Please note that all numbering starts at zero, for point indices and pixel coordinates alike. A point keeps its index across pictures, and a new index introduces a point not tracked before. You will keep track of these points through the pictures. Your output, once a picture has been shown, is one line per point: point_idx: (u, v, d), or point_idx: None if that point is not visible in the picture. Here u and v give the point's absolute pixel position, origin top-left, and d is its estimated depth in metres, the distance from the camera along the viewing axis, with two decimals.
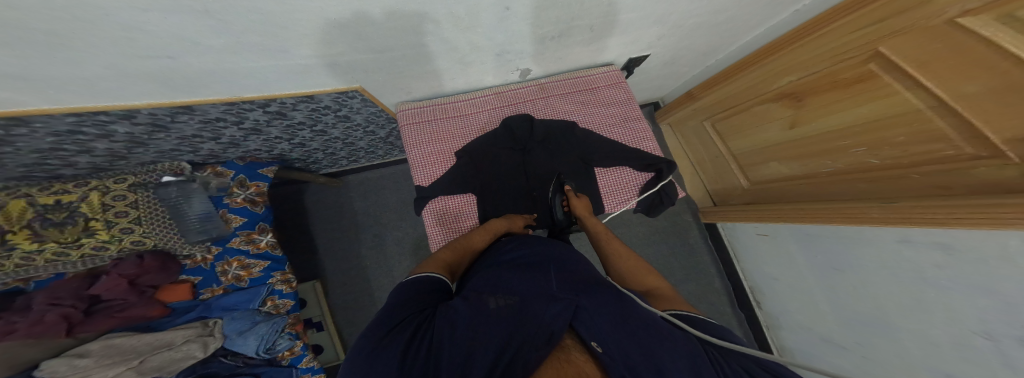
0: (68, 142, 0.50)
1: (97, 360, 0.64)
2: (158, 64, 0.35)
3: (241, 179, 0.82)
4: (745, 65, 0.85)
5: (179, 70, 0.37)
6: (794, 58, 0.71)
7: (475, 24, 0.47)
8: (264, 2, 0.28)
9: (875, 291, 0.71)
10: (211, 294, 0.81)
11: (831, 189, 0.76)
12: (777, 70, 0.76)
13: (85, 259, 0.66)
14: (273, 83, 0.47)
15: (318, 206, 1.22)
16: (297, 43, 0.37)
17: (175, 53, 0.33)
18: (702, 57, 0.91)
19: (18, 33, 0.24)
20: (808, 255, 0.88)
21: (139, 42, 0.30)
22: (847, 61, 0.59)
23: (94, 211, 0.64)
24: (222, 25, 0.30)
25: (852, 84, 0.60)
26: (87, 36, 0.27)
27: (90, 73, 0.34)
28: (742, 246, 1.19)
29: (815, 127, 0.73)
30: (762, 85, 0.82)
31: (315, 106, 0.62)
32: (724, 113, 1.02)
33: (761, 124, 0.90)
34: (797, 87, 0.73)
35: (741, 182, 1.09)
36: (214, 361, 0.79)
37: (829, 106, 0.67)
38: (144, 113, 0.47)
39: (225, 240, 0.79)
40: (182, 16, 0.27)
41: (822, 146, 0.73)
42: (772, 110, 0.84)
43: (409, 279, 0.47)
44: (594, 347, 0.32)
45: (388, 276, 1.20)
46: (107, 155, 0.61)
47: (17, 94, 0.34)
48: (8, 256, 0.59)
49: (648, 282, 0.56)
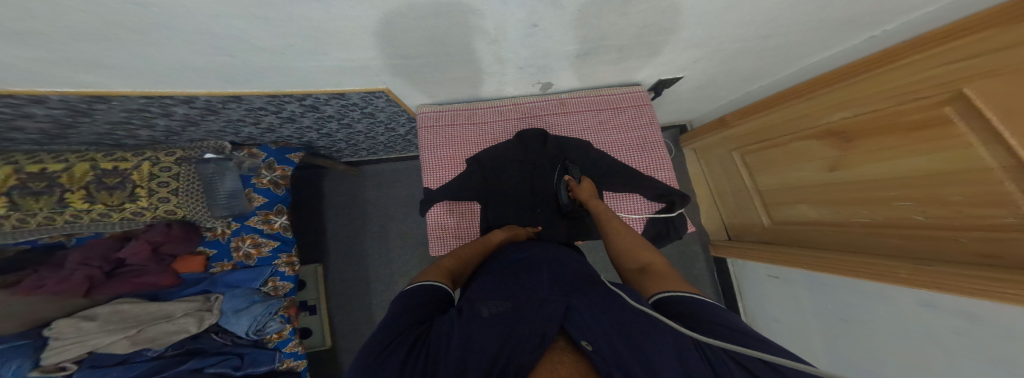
0: (136, 117, 0.57)
1: (101, 325, 0.70)
2: (220, 61, 0.39)
3: (270, 162, 0.92)
4: (792, 95, 0.78)
5: (233, 67, 0.42)
6: (854, 92, 0.64)
7: (502, 38, 0.49)
8: (313, 13, 0.31)
9: (881, 345, 0.65)
10: (220, 269, 0.89)
11: (867, 242, 0.69)
12: (831, 104, 0.70)
13: (123, 222, 0.74)
14: (312, 81, 0.52)
15: (337, 192, 1.30)
16: (338, 48, 0.41)
17: (232, 52, 0.37)
18: (743, 83, 0.85)
19: (109, 29, 0.28)
20: (818, 302, 0.83)
21: (207, 42, 0.34)
22: (918, 101, 0.51)
23: (141, 180, 0.73)
24: (276, 31, 0.34)
25: (921, 127, 0.52)
26: (163, 34, 0.31)
27: (164, 66, 0.39)
28: (749, 285, 1.13)
29: (861, 173, 0.66)
30: (811, 117, 0.76)
31: (344, 102, 0.66)
32: (758, 146, 0.96)
33: (798, 161, 0.83)
34: (852, 124, 0.66)
35: (763, 220, 1.02)
36: (204, 337, 0.84)
37: (881, 150, 0.61)
38: (202, 99, 0.53)
39: (244, 218, 0.89)
40: (244, 22, 0.31)
41: (864, 194, 0.66)
42: (815, 148, 0.77)
43: (408, 290, 0.45)
44: (583, 345, 0.30)
45: (388, 267, 1.25)
46: (165, 131, 0.69)
47: (105, 79, 0.40)
48: (63, 211, 0.68)
49: (642, 257, 0.51)
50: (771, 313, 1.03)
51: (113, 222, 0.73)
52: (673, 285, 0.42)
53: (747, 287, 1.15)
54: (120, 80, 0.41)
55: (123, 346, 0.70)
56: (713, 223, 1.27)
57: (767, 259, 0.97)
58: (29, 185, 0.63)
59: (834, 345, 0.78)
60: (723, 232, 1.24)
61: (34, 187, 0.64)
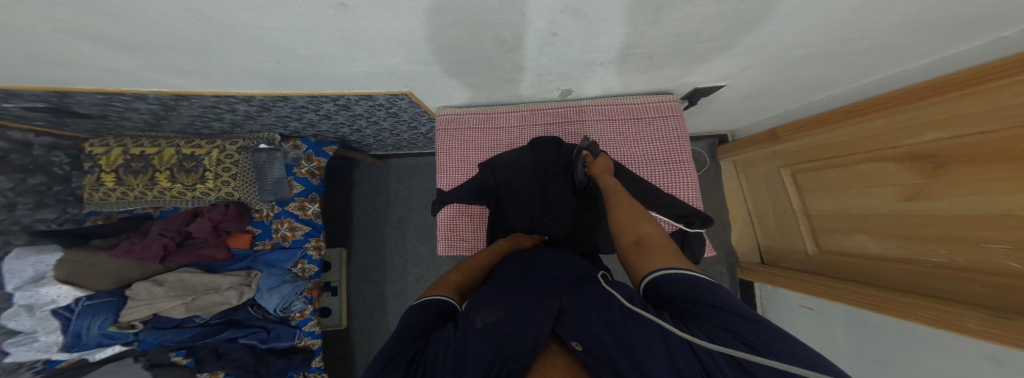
0: (209, 112, 0.67)
1: (166, 291, 0.84)
2: (271, 66, 0.45)
3: (310, 154, 1.00)
4: (861, 110, 0.68)
5: (276, 72, 0.48)
6: (936, 111, 0.54)
7: (520, 47, 0.49)
8: (341, 24, 0.34)
9: None
10: (263, 247, 1.02)
11: (935, 284, 0.58)
12: (918, 123, 0.59)
13: (194, 200, 0.87)
14: (344, 85, 0.57)
15: (365, 183, 1.40)
16: (366, 55, 0.44)
17: (279, 59, 0.42)
18: (804, 92, 0.77)
19: (173, 34, 0.33)
20: (858, 343, 0.72)
21: (254, 50, 0.39)
22: (1006, 127, 0.42)
23: (210, 165, 0.86)
24: (311, 41, 0.37)
25: (1012, 159, 0.42)
26: (218, 42, 0.36)
27: (225, 70, 0.45)
28: (779, 315, 1.02)
29: (941, 206, 0.56)
30: (891, 138, 0.65)
31: (372, 103, 0.71)
32: (820, 163, 0.84)
33: (870, 186, 0.71)
34: (936, 147, 0.56)
35: (808, 247, 0.91)
36: (242, 310, 0.95)
37: (966, 184, 0.51)
38: (259, 99, 0.61)
39: (285, 203, 1.00)
40: (282, 33, 0.35)
41: (944, 231, 0.56)
42: (891, 172, 0.66)
43: (418, 302, 0.45)
44: (573, 345, 0.32)
45: (402, 258, 1.32)
46: (230, 123, 0.79)
47: (186, 81, 0.48)
48: (153, 187, 0.83)
49: (640, 229, 0.48)
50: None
51: (186, 199, 0.87)
52: (668, 261, 0.38)
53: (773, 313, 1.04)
54: (196, 82, 0.49)
55: (180, 312, 0.83)
56: (745, 244, 1.17)
57: (805, 289, 0.86)
58: (132, 164, 0.81)
59: None
60: (756, 254, 1.13)
61: (136, 166, 0.81)
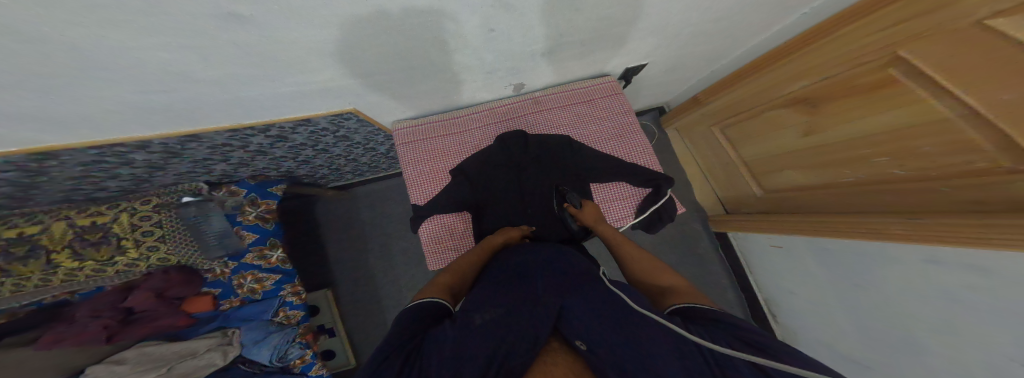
0: (94, 169, 0.56)
1: (133, 367, 0.68)
2: (158, 96, 0.37)
3: (253, 197, 0.88)
4: (755, 69, 0.81)
5: (174, 102, 0.40)
6: (806, 63, 0.68)
7: (463, 46, 0.49)
8: (242, 35, 0.29)
9: (902, 309, 0.62)
10: (229, 305, 0.87)
11: (853, 201, 0.70)
12: (788, 76, 0.74)
13: (121, 274, 0.73)
14: (270, 110, 0.51)
15: (327, 219, 1.27)
16: (287, 71, 0.40)
17: (170, 87, 0.36)
18: (706, 64, 0.88)
19: (17, 74, 0.26)
20: (826, 268, 0.79)
21: (134, 76, 0.32)
22: (868, 64, 0.55)
23: (125, 231, 0.72)
24: (211, 58, 0.32)
25: (870, 90, 0.56)
26: (80, 71, 0.28)
27: (99, 107, 0.37)
28: (757, 258, 1.07)
29: (834, 135, 0.68)
30: (774, 90, 0.79)
31: (312, 128, 0.66)
32: (735, 120, 0.97)
33: (774, 131, 0.85)
34: (812, 92, 0.69)
35: (755, 191, 1.00)
36: (234, 368, 0.83)
37: (845, 114, 0.63)
38: (155, 143, 0.52)
39: (240, 256, 0.86)
40: (164, 52, 0.29)
41: (842, 155, 0.68)
42: (785, 117, 0.79)
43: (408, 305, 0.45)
44: (578, 345, 0.33)
45: (397, 286, 1.22)
46: (132, 179, 0.67)
47: (50, 128, 0.38)
48: (55, 272, 0.66)
49: (661, 279, 0.51)
50: (779, 282, 1.00)
51: (109, 275, 0.71)
52: (688, 297, 0.42)
53: (749, 260, 1.12)
54: (61, 130, 0.39)
55: None
56: (708, 199, 1.23)
57: (762, 229, 0.97)
58: (10, 251, 0.62)
59: (856, 316, 0.74)
60: (720, 206, 1.20)
61: (17, 253, 0.63)
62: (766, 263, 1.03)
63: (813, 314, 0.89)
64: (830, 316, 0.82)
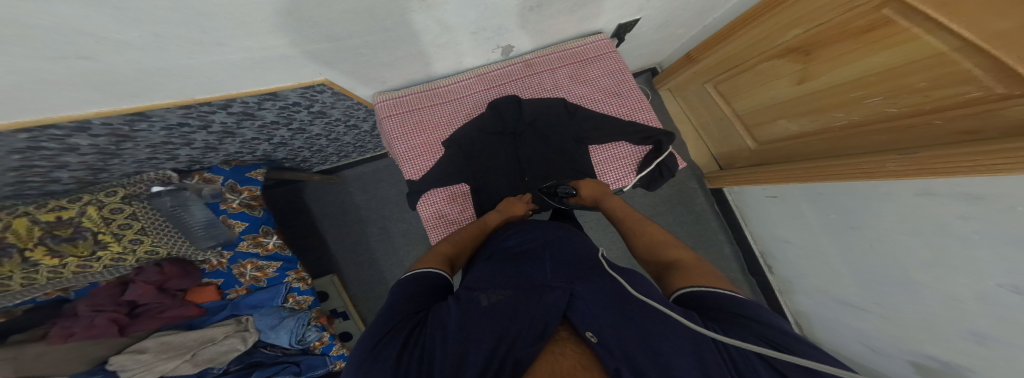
0: (37, 158, 0.50)
1: (156, 354, 0.73)
2: (70, 65, 0.31)
3: (231, 184, 0.83)
4: (749, 20, 0.79)
5: (110, 70, 0.34)
6: (800, 10, 0.66)
7: (442, 2, 0.43)
8: None
9: (897, 246, 0.66)
10: (236, 294, 0.88)
11: (846, 144, 0.71)
12: (782, 24, 0.72)
13: (109, 269, 0.68)
14: (225, 80, 0.45)
15: (319, 204, 1.22)
16: (235, 34, 0.34)
17: (88, 52, 0.29)
18: (698, 17, 0.86)
19: None
20: (820, 211, 0.83)
21: (46, 43, 0.26)
22: (859, 8, 0.55)
23: (98, 225, 0.65)
24: (129, 14, 0.26)
25: (865, 32, 0.56)
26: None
27: (13, 84, 0.30)
28: (751, 210, 1.12)
29: (828, 80, 0.68)
30: (768, 40, 0.78)
31: (283, 103, 0.60)
32: (727, 74, 0.96)
33: (766, 82, 0.84)
34: (807, 39, 0.68)
35: (748, 143, 1.02)
36: (257, 352, 0.89)
37: (840, 57, 0.63)
38: (97, 123, 0.46)
39: (234, 244, 0.83)
40: (72, 9, 0.23)
41: (837, 99, 0.68)
42: (779, 67, 0.78)
43: (408, 275, 0.46)
44: (588, 337, 0.30)
45: (400, 267, 1.22)
46: (85, 168, 0.61)
47: None
48: (37, 270, 0.61)
49: (670, 254, 0.49)
50: (775, 232, 1.04)
51: (97, 271, 0.67)
52: (701, 281, 0.40)
53: (744, 214, 1.16)
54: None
55: (189, 368, 0.74)
56: (702, 156, 1.25)
57: (757, 181, 0.98)
58: None
59: (850, 257, 0.79)
60: (714, 162, 1.22)
61: None
62: (762, 216, 1.07)
63: (808, 259, 0.94)
64: (825, 259, 0.87)
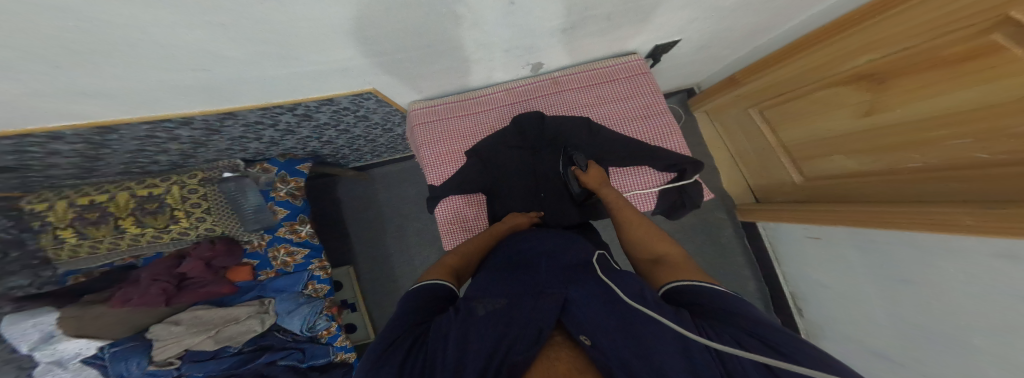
0: (149, 143, 0.62)
1: (188, 328, 0.86)
2: (186, 76, 0.39)
3: (283, 175, 0.96)
4: (814, 41, 0.71)
5: (218, 80, 0.42)
6: (877, 32, 0.58)
7: (481, 22, 0.47)
8: (269, 14, 0.29)
9: (941, 306, 0.58)
10: (266, 276, 0.99)
11: (916, 188, 0.62)
12: (856, 47, 0.63)
13: (175, 241, 0.83)
14: (299, 89, 0.54)
15: (350, 197, 1.33)
16: (308, 52, 0.41)
17: (206, 66, 0.37)
18: (748, 38, 0.82)
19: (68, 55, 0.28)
20: (866, 263, 0.75)
21: (180, 58, 0.34)
22: (944, 36, 0.46)
23: (175, 203, 0.81)
24: (248, 35, 0.33)
25: (957, 62, 0.46)
26: (135, 52, 0.30)
27: (145, 88, 0.40)
28: (786, 247, 1.04)
29: (902, 114, 0.59)
30: (833, 63, 0.69)
31: (336, 107, 0.68)
32: (780, 98, 0.88)
33: (828, 110, 0.76)
34: (879, 66, 0.60)
35: (794, 178, 0.95)
36: (270, 335, 0.97)
37: (917, 91, 0.54)
38: (199, 119, 0.57)
39: (274, 229, 0.96)
40: (205, 32, 0.29)
41: (913, 136, 0.59)
42: (845, 94, 0.70)
43: (414, 287, 0.48)
44: (582, 339, 0.31)
45: (411, 263, 1.29)
46: (179, 155, 0.74)
47: (115, 102, 0.42)
48: (123, 234, 0.78)
49: (659, 247, 0.48)
50: (812, 277, 0.95)
51: (166, 241, 0.82)
52: (687, 274, 0.39)
53: (779, 251, 1.08)
54: (115, 110, 0.44)
55: (211, 344, 0.86)
56: (735, 185, 1.22)
57: (798, 218, 0.92)
58: (85, 216, 0.75)
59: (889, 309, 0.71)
60: (749, 194, 1.18)
61: (91, 217, 0.76)
62: (800, 255, 0.98)
63: (845, 308, 0.84)
64: (863, 311, 0.78)
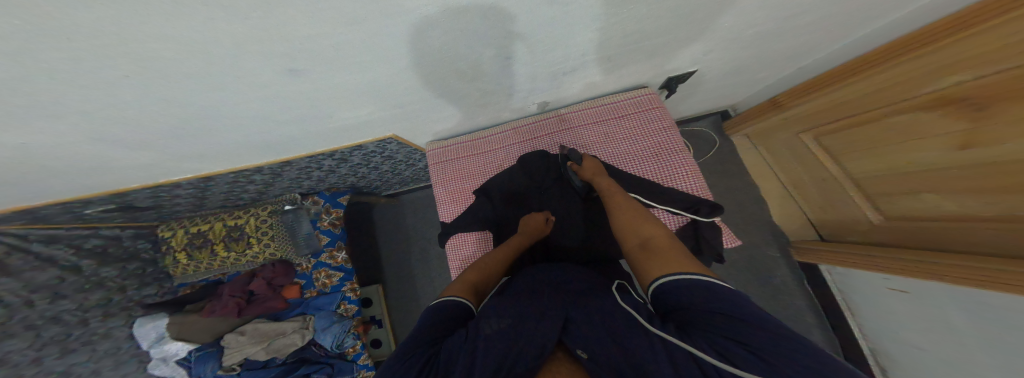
0: (234, 186, 0.79)
1: (249, 338, 0.99)
2: (256, 133, 0.51)
3: (328, 207, 1.09)
4: (882, 60, 0.63)
5: (274, 134, 0.53)
6: (964, 51, 0.49)
7: (480, 75, 0.53)
8: (304, 82, 0.38)
9: None
10: (310, 295, 1.09)
11: None
12: (938, 68, 0.54)
13: (250, 262, 1.03)
14: (337, 141, 0.65)
15: (381, 223, 1.45)
16: (340, 110, 0.50)
17: (269, 124, 0.49)
18: (786, 62, 0.75)
19: (170, 118, 0.39)
20: (970, 328, 0.60)
21: (248, 118, 0.45)
22: None
23: (251, 231, 1.00)
24: (287, 100, 0.42)
25: None
26: (214, 113, 0.41)
27: (231, 144, 0.53)
28: (863, 296, 0.87)
29: (1005, 150, 0.48)
30: (910, 86, 0.60)
31: (365, 151, 0.78)
32: (841, 122, 0.77)
33: (907, 139, 0.64)
34: (968, 90, 0.50)
35: (869, 215, 0.80)
36: (309, 348, 1.06)
37: (1020, 121, 0.45)
38: (265, 168, 0.71)
39: (320, 254, 1.08)
40: (260, 96, 0.39)
41: (1022, 177, 0.47)
42: (928, 121, 0.59)
43: (432, 304, 0.45)
44: (578, 353, 0.32)
45: (434, 285, 1.34)
46: (255, 192, 0.89)
47: (214, 156, 0.57)
48: (218, 256, 1.00)
49: (643, 231, 0.47)
50: (899, 332, 0.78)
51: (244, 262, 1.02)
52: (676, 264, 0.38)
53: (854, 299, 0.90)
54: (209, 162, 0.59)
55: (262, 355, 0.97)
56: (789, 219, 1.07)
57: (883, 264, 0.75)
58: (197, 241, 1.01)
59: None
60: (812, 230, 1.02)
61: (201, 242, 1.01)
62: (882, 309, 0.81)
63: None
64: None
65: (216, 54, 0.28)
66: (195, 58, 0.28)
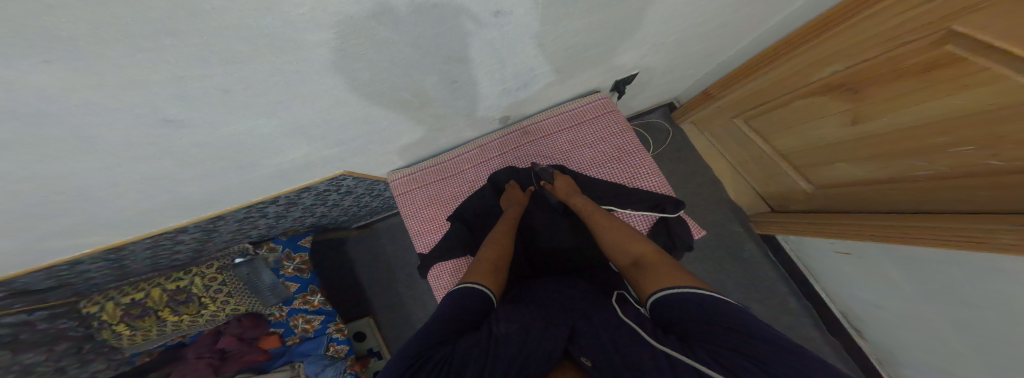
0: (159, 248, 0.68)
1: None
2: (181, 186, 0.45)
3: (288, 252, 0.99)
4: (772, 59, 0.71)
5: (204, 185, 0.47)
6: (835, 46, 0.57)
7: (430, 100, 0.51)
8: (221, 127, 0.34)
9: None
10: (292, 342, 0.99)
11: (934, 198, 0.57)
12: (817, 60, 0.62)
13: (210, 321, 0.91)
14: (282, 183, 0.59)
15: (358, 256, 1.34)
16: (280, 149, 0.45)
17: (201, 174, 0.43)
18: (705, 59, 0.80)
19: (61, 191, 0.33)
20: (916, 283, 0.66)
21: (168, 172, 0.39)
22: (913, 44, 0.45)
23: (202, 290, 0.88)
24: (209, 148, 0.38)
25: (930, 70, 0.45)
26: (119, 173, 0.35)
27: (152, 201, 0.46)
28: (817, 264, 0.93)
29: (889, 122, 0.56)
30: (799, 77, 0.68)
31: (316, 192, 0.72)
32: (756, 110, 0.85)
33: (809, 120, 0.72)
34: (848, 76, 0.58)
35: (803, 185, 0.87)
36: None
37: (898, 98, 0.52)
38: (192, 226, 0.63)
39: (290, 301, 0.98)
40: (175, 147, 0.35)
41: (907, 143, 0.55)
42: (821, 105, 0.67)
43: (451, 291, 0.43)
44: (583, 361, 0.30)
45: (426, 310, 1.26)
46: (192, 250, 0.79)
47: (137, 218, 0.49)
48: (165, 323, 0.85)
49: (632, 248, 0.46)
50: (856, 292, 0.84)
51: (202, 323, 0.90)
52: (670, 279, 0.37)
53: (810, 266, 0.96)
54: (133, 225, 0.51)
55: None
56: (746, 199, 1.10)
57: (819, 233, 0.82)
58: (131, 312, 0.82)
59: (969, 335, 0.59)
60: (762, 203, 1.07)
61: (137, 312, 0.82)
62: (835, 275, 0.88)
63: (913, 330, 0.72)
64: (938, 336, 0.66)
65: (80, 112, 0.24)
66: (23, 123, 0.22)
